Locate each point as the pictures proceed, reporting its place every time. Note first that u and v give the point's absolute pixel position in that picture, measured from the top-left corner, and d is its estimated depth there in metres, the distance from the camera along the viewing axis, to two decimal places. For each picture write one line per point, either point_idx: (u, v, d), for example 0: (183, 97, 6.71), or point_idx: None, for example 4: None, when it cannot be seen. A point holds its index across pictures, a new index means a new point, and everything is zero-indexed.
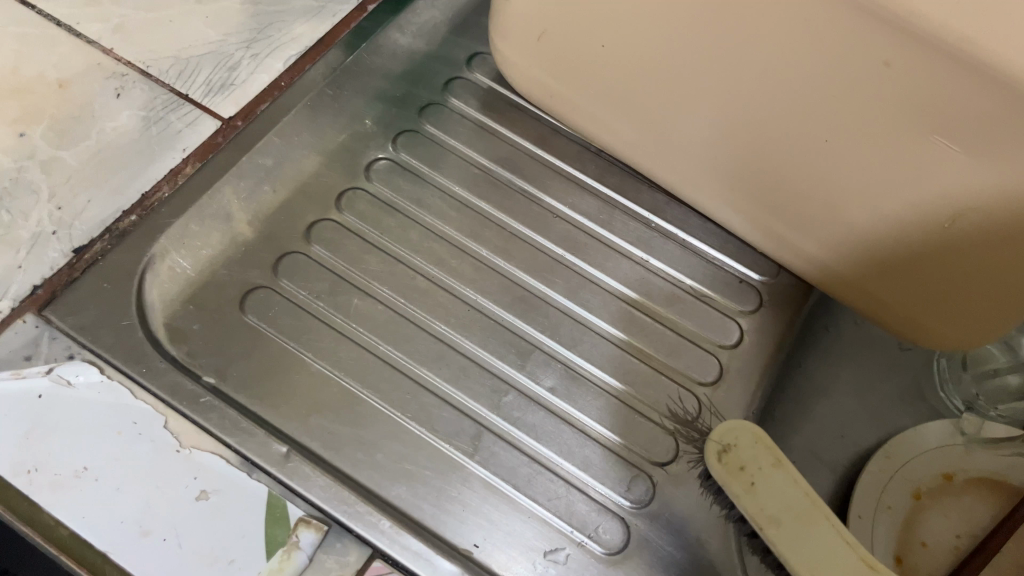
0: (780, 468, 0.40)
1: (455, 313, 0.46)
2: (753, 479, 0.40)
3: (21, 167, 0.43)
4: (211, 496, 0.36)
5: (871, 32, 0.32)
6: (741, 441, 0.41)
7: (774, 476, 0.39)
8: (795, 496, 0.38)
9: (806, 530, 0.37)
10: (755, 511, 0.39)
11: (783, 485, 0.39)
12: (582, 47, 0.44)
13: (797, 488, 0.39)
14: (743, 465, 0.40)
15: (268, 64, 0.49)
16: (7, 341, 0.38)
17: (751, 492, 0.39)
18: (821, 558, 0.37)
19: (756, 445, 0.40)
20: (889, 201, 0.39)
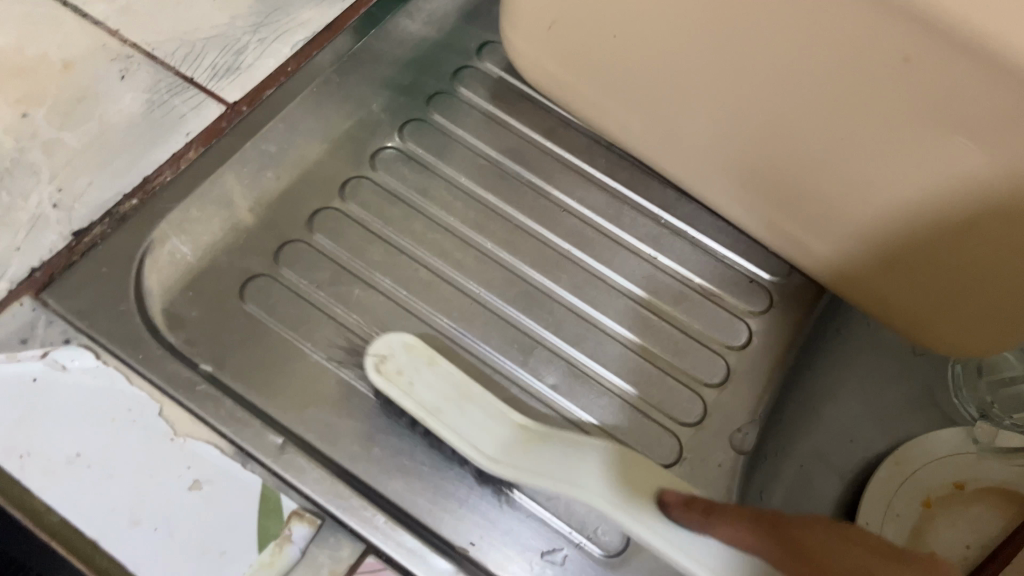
0: (436, 367, 0.41)
1: (458, 307, 0.45)
2: (410, 381, 0.40)
3: (22, 148, 0.43)
4: (203, 486, 0.36)
5: (891, 26, 0.31)
6: (396, 348, 0.41)
7: (427, 375, 0.40)
8: (450, 386, 0.40)
9: (467, 412, 0.40)
10: (416, 406, 0.39)
11: (436, 380, 0.40)
12: (594, 37, 0.43)
13: (454, 381, 0.40)
14: (401, 370, 0.40)
15: (274, 49, 0.48)
16: (3, 323, 0.38)
17: (413, 394, 0.40)
18: (489, 434, 0.39)
19: (409, 351, 0.41)
20: (903, 201, 0.38)
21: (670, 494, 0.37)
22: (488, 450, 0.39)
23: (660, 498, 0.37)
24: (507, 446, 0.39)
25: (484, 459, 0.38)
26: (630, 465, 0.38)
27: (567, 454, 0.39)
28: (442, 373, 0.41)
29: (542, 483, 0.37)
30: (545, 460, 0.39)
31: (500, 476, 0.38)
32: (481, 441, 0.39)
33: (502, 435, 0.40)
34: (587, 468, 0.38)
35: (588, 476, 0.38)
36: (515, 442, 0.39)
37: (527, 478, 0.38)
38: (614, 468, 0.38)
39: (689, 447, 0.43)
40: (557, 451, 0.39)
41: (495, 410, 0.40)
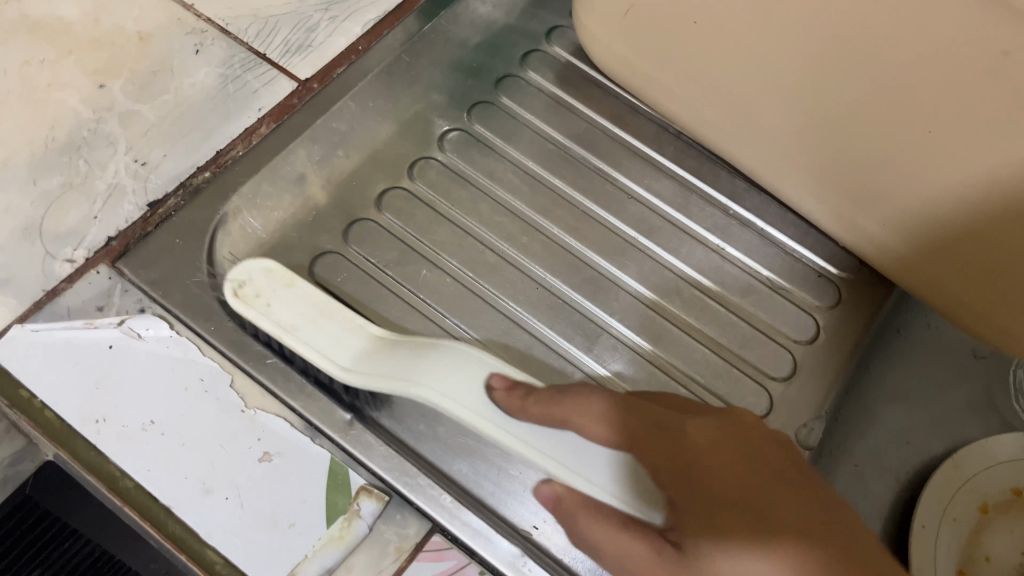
0: (295, 288, 0.38)
1: (525, 291, 0.45)
2: (269, 301, 0.37)
3: (100, 119, 0.43)
4: (273, 458, 0.36)
5: (992, 15, 0.30)
6: (255, 273, 0.38)
7: (288, 295, 0.37)
8: (309, 303, 0.37)
9: (322, 325, 0.37)
10: (274, 323, 0.36)
11: (296, 299, 0.37)
12: (672, 22, 0.42)
13: (313, 299, 0.38)
14: (259, 293, 0.37)
15: (345, 27, 0.48)
16: (81, 290, 0.38)
17: (271, 314, 0.37)
18: (344, 343, 0.37)
19: (268, 275, 0.38)
20: (989, 199, 0.37)
21: (495, 379, 0.35)
22: (342, 359, 0.36)
23: (488, 385, 0.35)
24: (364, 354, 0.37)
25: (336, 369, 0.36)
26: (465, 359, 0.36)
27: (412, 354, 0.37)
28: (303, 290, 0.38)
29: (393, 385, 0.35)
30: (395, 364, 0.36)
31: (350, 384, 0.36)
32: (334, 351, 0.36)
33: (357, 346, 0.37)
34: (427, 362, 0.36)
35: (430, 369, 0.36)
36: (370, 350, 0.37)
37: (377, 382, 0.35)
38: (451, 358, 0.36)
39: None
40: (406, 353, 0.37)
41: (353, 322, 0.37)
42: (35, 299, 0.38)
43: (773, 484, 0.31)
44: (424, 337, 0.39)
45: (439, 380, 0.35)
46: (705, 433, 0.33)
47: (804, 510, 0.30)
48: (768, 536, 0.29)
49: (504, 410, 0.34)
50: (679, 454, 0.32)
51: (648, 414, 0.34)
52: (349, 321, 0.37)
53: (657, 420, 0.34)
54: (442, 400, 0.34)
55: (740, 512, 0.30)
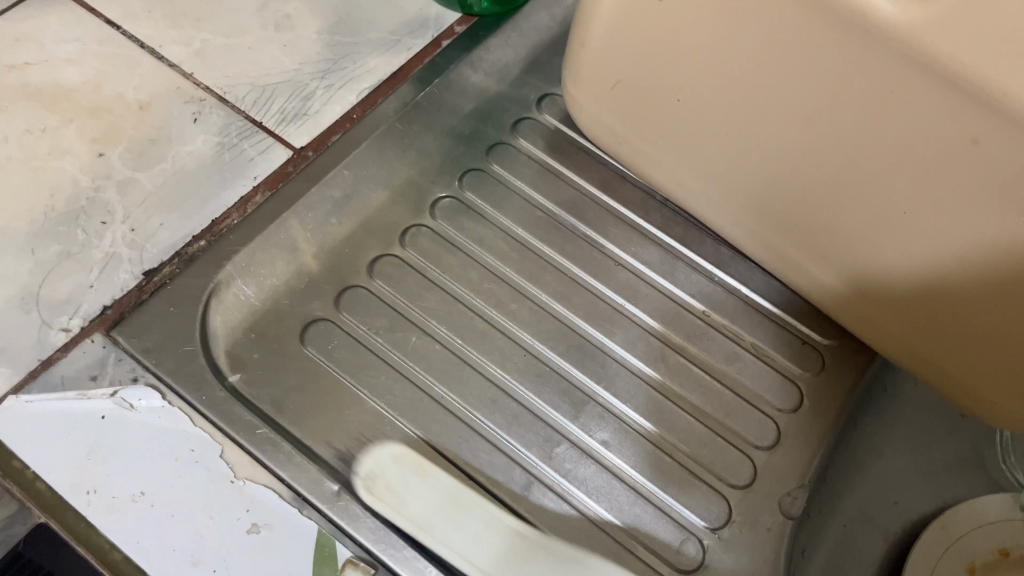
0: (427, 477, 0.40)
1: (512, 360, 0.45)
2: (391, 499, 0.39)
3: (98, 188, 0.45)
4: (261, 530, 0.37)
5: (962, 109, 0.31)
6: (387, 467, 0.40)
7: (416, 484, 0.39)
8: (440, 495, 0.39)
9: (458, 523, 0.38)
10: (400, 521, 0.38)
11: (427, 488, 0.39)
12: (656, 98, 0.44)
13: (444, 491, 0.39)
14: (386, 487, 0.39)
15: (341, 96, 0.50)
16: (76, 359, 0.39)
17: (399, 510, 0.38)
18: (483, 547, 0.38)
19: (398, 462, 0.40)
20: (965, 278, 0.38)
21: None
22: (482, 563, 0.37)
23: None
24: (438, 498, 0.39)
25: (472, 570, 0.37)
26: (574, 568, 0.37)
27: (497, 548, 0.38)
28: (427, 480, 0.40)
29: None
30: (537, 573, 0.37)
31: None
32: (470, 552, 0.37)
33: (492, 545, 0.38)
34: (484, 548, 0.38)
35: None
36: (447, 493, 0.39)
37: None
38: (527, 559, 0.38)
39: (740, 510, 0.43)
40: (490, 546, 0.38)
41: (483, 516, 0.39)
42: (30, 368, 0.39)
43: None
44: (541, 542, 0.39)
45: None
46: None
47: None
48: None
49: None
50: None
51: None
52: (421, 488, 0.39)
53: None
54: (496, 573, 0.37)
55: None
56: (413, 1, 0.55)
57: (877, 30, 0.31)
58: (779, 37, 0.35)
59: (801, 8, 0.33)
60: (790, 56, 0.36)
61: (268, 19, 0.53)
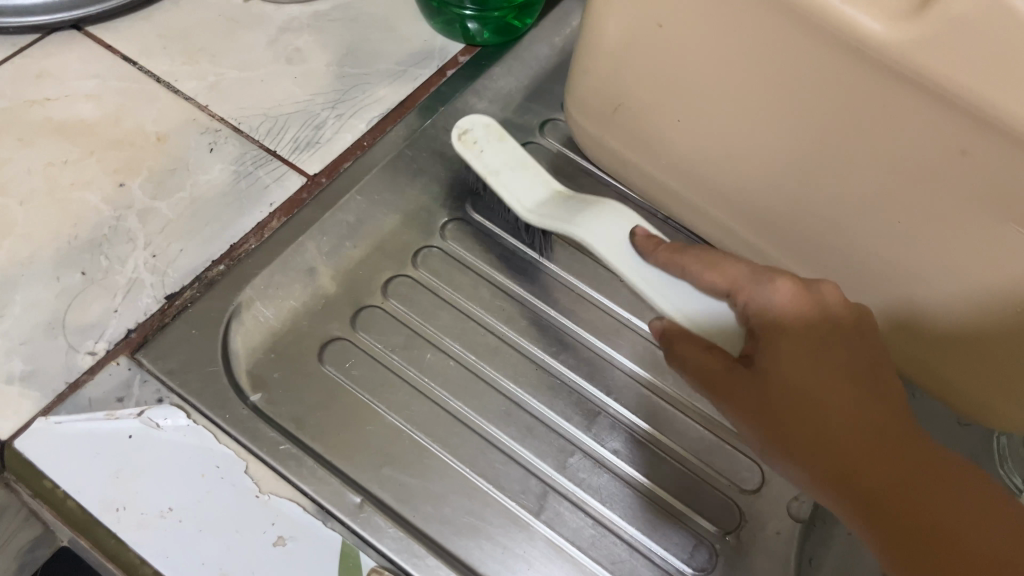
0: (505, 142, 0.48)
1: (604, 241, 0.44)
2: (480, 149, 0.47)
3: (119, 217, 0.46)
4: (287, 542, 0.38)
5: (950, 122, 0.33)
6: (479, 126, 0.48)
7: (497, 146, 0.47)
8: (512, 158, 0.47)
9: (520, 176, 0.47)
10: (483, 165, 0.47)
11: (501, 151, 0.48)
12: (657, 120, 0.46)
13: (518, 155, 0.48)
14: (476, 142, 0.47)
15: (351, 124, 0.52)
16: (103, 381, 0.40)
17: (482, 158, 0.47)
18: (530, 193, 0.47)
19: (486, 129, 0.48)
20: (953, 285, 0.40)
21: (638, 231, 0.43)
22: (528, 204, 0.47)
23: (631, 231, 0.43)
24: (549, 202, 0.47)
25: (522, 212, 0.46)
26: (620, 211, 0.44)
27: (578, 203, 0.46)
28: (507, 145, 0.48)
29: (555, 225, 0.45)
30: (569, 207, 0.46)
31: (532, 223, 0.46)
32: (522, 199, 0.47)
33: (539, 195, 0.47)
34: (582, 214, 0.45)
35: (591, 220, 0.44)
36: (550, 199, 0.47)
37: (545, 221, 0.45)
38: (606, 210, 0.45)
39: (750, 515, 0.44)
40: (576, 203, 0.46)
41: (541, 176, 0.48)
42: (58, 392, 0.40)
43: (822, 340, 0.37)
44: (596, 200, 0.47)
45: (592, 226, 0.44)
46: (807, 294, 0.38)
47: (914, 484, 0.34)
48: (789, 350, 0.37)
49: (636, 248, 0.43)
50: (760, 301, 0.38)
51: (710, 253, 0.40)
52: (540, 175, 0.47)
53: (750, 271, 0.39)
54: (595, 241, 0.44)
55: (820, 455, 0.35)
56: (418, 34, 0.57)
57: (868, 50, 0.33)
58: (773, 57, 0.37)
59: (795, 31, 0.35)
60: (786, 76, 0.38)
61: (279, 52, 0.55)
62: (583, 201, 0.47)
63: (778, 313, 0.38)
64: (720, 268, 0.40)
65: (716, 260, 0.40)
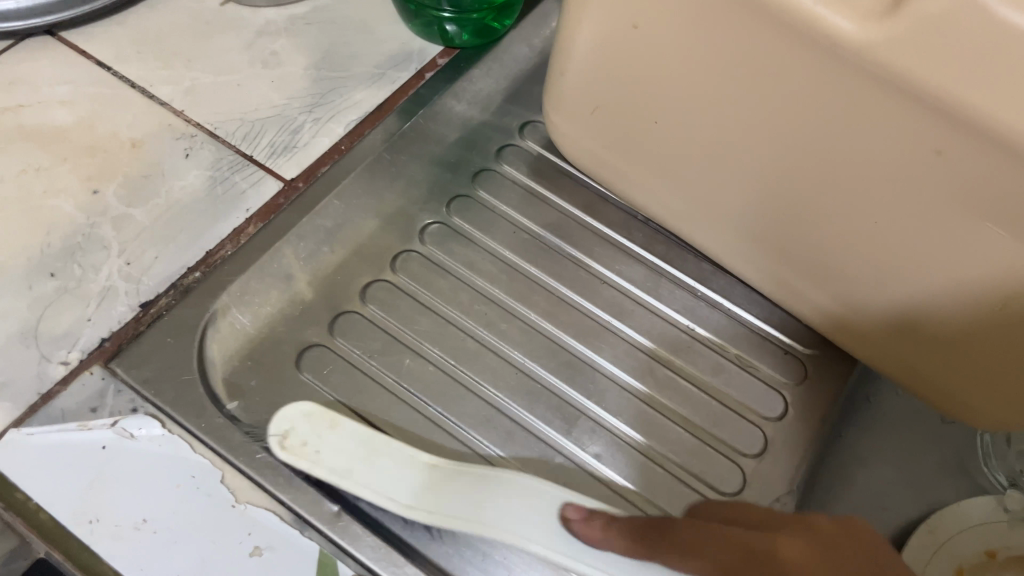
0: (340, 430, 0.41)
1: (502, 518, 0.39)
2: (362, 355, 0.46)
3: (92, 224, 0.45)
4: (264, 552, 0.37)
5: (927, 121, 0.33)
6: (353, 355, 0.46)
7: (369, 426, 0.42)
8: (354, 442, 0.41)
9: (376, 466, 0.41)
10: (329, 469, 0.40)
11: (338, 440, 0.41)
12: (635, 121, 0.46)
13: (364, 438, 0.41)
14: (354, 361, 0.45)
15: (328, 128, 0.51)
16: (76, 391, 0.40)
17: (322, 453, 0.40)
18: (403, 482, 0.40)
19: (334, 375, 0.44)
20: (931, 283, 0.39)
21: (571, 510, 0.39)
22: (403, 497, 0.40)
23: (563, 515, 0.39)
24: (425, 489, 0.41)
25: (397, 507, 0.40)
26: (533, 491, 0.40)
27: (471, 488, 0.40)
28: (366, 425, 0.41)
29: (452, 520, 0.39)
30: (455, 497, 0.40)
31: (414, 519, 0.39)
32: (392, 491, 0.40)
33: (411, 479, 0.41)
34: (479, 493, 0.40)
35: (493, 508, 0.39)
36: (427, 476, 0.41)
37: (439, 520, 0.39)
38: (516, 489, 0.40)
39: None
40: (469, 484, 0.41)
41: (410, 456, 0.41)
42: (30, 402, 0.39)
43: (826, 558, 0.34)
44: (483, 465, 0.42)
45: (498, 515, 0.39)
46: (814, 549, 0.34)
47: None
48: None
49: (582, 538, 0.38)
50: (753, 556, 0.34)
51: (675, 533, 0.36)
52: (406, 455, 0.41)
53: (749, 518, 0.37)
54: (491, 529, 0.39)
55: None
56: (396, 36, 0.57)
57: (842, 50, 0.33)
58: (748, 58, 0.37)
59: (769, 31, 0.35)
60: (761, 77, 0.37)
61: (256, 56, 0.54)
62: (466, 479, 0.41)
63: (772, 559, 0.34)
64: (647, 541, 0.37)
65: (671, 532, 0.36)
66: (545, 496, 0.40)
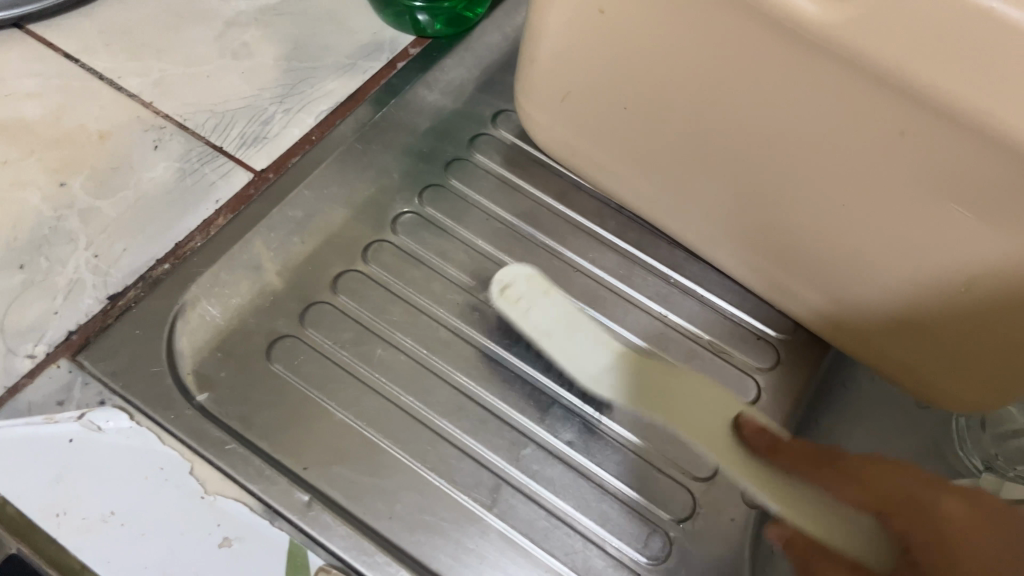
0: (551, 296, 0.47)
1: (621, 388, 0.44)
2: (519, 301, 0.47)
3: (60, 217, 0.45)
4: (233, 543, 0.37)
5: (890, 101, 0.33)
6: (518, 280, 0.47)
7: (569, 316, 0.46)
8: (561, 312, 0.46)
9: (575, 339, 0.46)
10: (536, 327, 0.46)
11: (550, 307, 0.46)
12: (606, 107, 0.45)
13: (564, 313, 0.46)
14: (518, 297, 0.47)
15: (299, 118, 0.51)
16: (43, 384, 0.40)
17: (532, 313, 0.46)
18: (591, 359, 0.45)
19: (528, 281, 0.47)
20: (897, 265, 0.40)
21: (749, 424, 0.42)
22: (594, 371, 0.45)
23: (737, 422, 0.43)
24: (608, 369, 0.45)
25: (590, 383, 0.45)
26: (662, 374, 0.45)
27: (636, 374, 0.45)
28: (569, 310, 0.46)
29: (615, 392, 0.44)
30: (626, 380, 0.45)
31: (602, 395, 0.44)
32: (586, 365, 0.45)
33: (602, 359, 0.45)
34: (607, 365, 0.45)
35: (630, 374, 0.45)
36: (617, 363, 0.45)
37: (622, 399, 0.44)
38: (641, 372, 0.45)
39: (704, 501, 0.44)
40: (648, 375, 0.45)
41: (599, 338, 0.46)
42: None
43: (929, 513, 0.37)
44: (667, 369, 0.45)
45: (627, 394, 0.44)
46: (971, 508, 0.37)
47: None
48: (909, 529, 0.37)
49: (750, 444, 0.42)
50: (879, 491, 0.39)
51: (822, 452, 0.41)
52: (595, 333, 0.46)
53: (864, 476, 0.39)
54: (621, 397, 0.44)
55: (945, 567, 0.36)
56: (367, 26, 0.57)
57: (805, 31, 0.33)
58: (715, 43, 0.37)
59: (732, 15, 0.35)
60: (727, 60, 0.37)
61: (225, 47, 0.54)
62: (653, 368, 0.45)
63: (894, 491, 0.39)
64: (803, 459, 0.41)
65: (816, 456, 0.41)
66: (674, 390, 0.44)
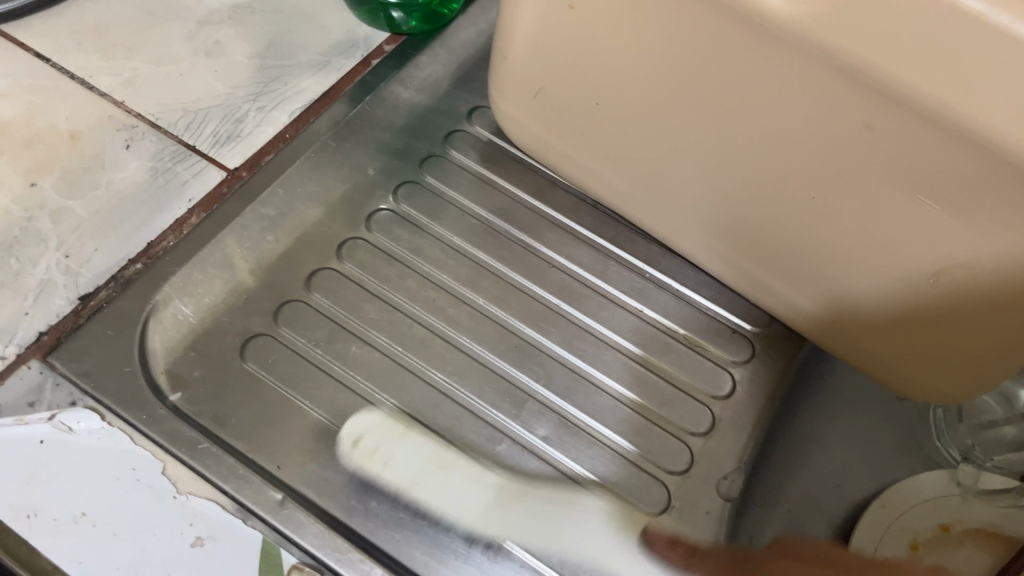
0: (407, 439, 0.43)
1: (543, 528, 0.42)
2: (386, 456, 0.42)
3: (31, 218, 0.45)
4: (205, 542, 0.37)
5: (855, 94, 0.33)
6: (368, 429, 0.43)
7: (422, 435, 0.43)
8: (427, 457, 0.43)
9: (444, 482, 0.42)
10: (404, 470, 0.42)
11: (411, 453, 0.43)
12: (578, 103, 0.45)
13: (428, 452, 0.43)
14: (373, 449, 0.42)
15: (273, 116, 0.51)
16: (12, 386, 0.39)
17: (391, 469, 0.42)
18: (468, 502, 0.42)
19: (380, 429, 0.43)
20: (866, 257, 0.40)
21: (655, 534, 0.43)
22: (471, 514, 0.41)
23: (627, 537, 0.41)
24: (494, 509, 0.42)
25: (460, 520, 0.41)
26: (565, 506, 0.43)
27: (543, 503, 0.43)
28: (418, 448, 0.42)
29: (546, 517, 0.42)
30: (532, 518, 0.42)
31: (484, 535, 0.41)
32: (464, 509, 0.41)
33: (480, 499, 0.42)
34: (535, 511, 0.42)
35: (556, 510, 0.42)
36: (495, 505, 0.42)
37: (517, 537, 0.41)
38: (558, 509, 0.43)
39: (678, 495, 0.44)
40: (537, 499, 0.43)
41: (471, 472, 0.43)
42: None
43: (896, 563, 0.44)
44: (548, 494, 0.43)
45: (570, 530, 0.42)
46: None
47: None
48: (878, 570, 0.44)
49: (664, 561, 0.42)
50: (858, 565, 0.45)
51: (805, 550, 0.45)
52: (466, 471, 0.43)
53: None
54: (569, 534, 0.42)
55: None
56: (341, 23, 0.57)
57: (770, 24, 0.33)
58: (681, 37, 0.37)
59: (699, 9, 0.35)
60: (694, 55, 0.37)
61: (198, 46, 0.53)
62: (533, 498, 0.43)
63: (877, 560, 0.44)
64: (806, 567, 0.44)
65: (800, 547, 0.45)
66: (591, 520, 0.42)
